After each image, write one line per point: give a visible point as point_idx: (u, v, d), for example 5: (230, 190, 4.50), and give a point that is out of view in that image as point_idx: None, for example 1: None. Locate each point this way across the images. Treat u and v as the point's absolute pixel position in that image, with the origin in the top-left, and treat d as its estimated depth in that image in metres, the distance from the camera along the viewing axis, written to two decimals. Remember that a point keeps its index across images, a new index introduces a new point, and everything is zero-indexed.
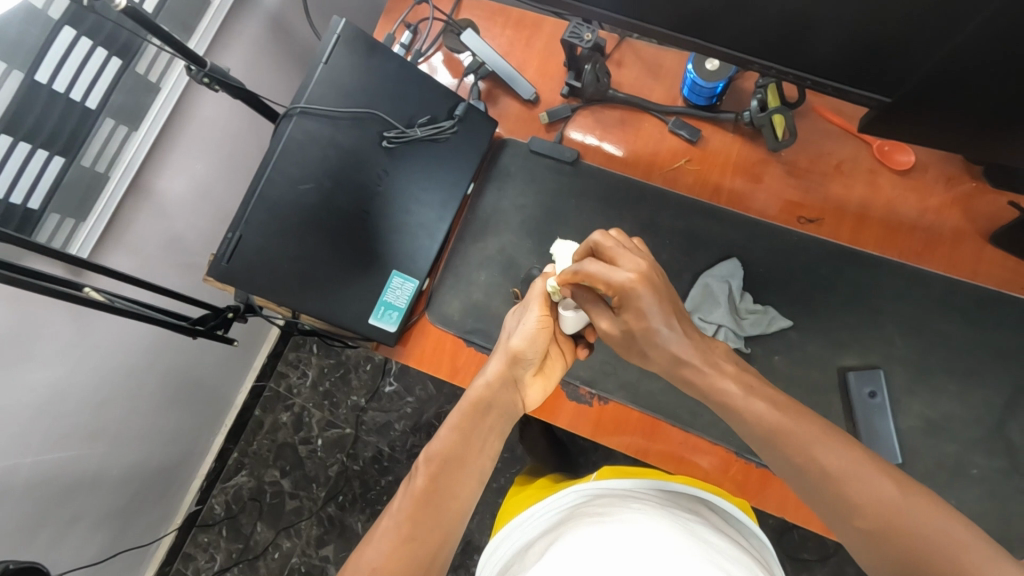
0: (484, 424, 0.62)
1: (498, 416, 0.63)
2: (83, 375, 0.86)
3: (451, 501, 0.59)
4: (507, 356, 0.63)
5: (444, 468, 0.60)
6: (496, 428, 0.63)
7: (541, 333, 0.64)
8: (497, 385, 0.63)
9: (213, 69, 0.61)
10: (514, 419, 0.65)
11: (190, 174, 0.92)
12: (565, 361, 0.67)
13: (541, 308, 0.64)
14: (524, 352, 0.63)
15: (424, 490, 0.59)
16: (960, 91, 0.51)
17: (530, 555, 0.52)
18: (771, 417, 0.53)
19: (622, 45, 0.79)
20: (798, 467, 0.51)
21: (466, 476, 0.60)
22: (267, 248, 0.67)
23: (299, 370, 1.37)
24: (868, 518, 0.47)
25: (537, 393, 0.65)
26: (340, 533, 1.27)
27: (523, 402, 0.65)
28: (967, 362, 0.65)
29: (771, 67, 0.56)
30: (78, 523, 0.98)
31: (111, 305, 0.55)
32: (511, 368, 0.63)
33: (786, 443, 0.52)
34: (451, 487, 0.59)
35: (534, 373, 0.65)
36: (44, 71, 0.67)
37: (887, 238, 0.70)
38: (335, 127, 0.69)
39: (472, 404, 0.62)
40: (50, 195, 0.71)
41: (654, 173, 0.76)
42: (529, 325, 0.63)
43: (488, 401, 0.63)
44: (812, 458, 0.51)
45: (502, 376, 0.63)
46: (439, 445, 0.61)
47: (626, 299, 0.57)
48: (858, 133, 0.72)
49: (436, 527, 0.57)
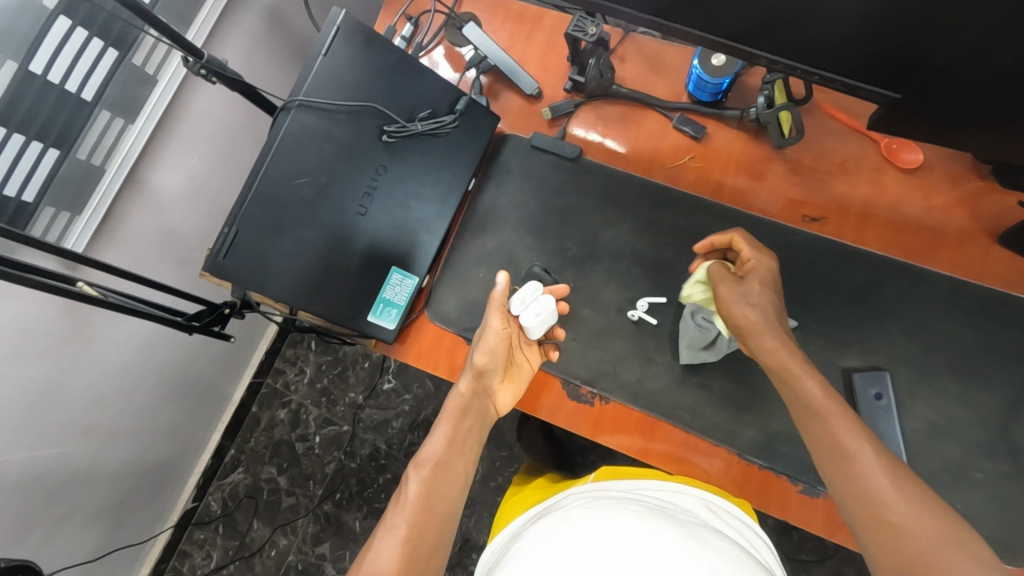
0: (463, 430, 0.66)
1: (474, 421, 0.68)
2: (77, 371, 0.85)
3: (443, 501, 0.61)
4: (472, 371, 0.67)
5: (434, 471, 0.62)
6: (475, 433, 0.67)
7: (500, 343, 0.67)
8: (468, 395, 0.67)
9: (211, 60, 0.60)
10: (490, 423, 0.70)
11: (186, 168, 0.91)
12: (530, 365, 0.70)
13: (498, 318, 0.67)
14: (487, 364, 0.67)
15: (418, 494, 0.60)
16: (971, 87, 0.50)
17: (523, 554, 0.53)
18: (820, 420, 0.56)
19: (625, 40, 0.78)
20: (839, 468, 0.54)
21: (453, 478, 0.63)
22: (264, 243, 0.66)
23: (296, 367, 1.37)
24: (892, 527, 0.50)
25: (507, 398, 0.69)
26: (337, 531, 1.26)
27: (496, 407, 0.70)
28: (971, 363, 0.65)
29: (779, 62, 0.55)
30: (72, 520, 0.97)
31: (105, 300, 0.54)
32: (479, 378, 0.67)
33: (833, 444, 0.55)
34: (442, 489, 0.61)
35: (501, 380, 0.69)
36: (38, 61, 0.66)
37: (892, 237, 0.69)
38: (333, 120, 0.68)
39: (450, 413, 0.66)
40: (44, 187, 0.70)
41: (656, 170, 0.75)
42: (489, 339, 0.66)
43: (465, 410, 0.67)
44: (855, 461, 0.54)
45: (472, 387, 0.67)
46: (428, 453, 0.64)
47: (755, 266, 0.64)
48: (864, 130, 0.71)
49: (432, 526, 0.58)
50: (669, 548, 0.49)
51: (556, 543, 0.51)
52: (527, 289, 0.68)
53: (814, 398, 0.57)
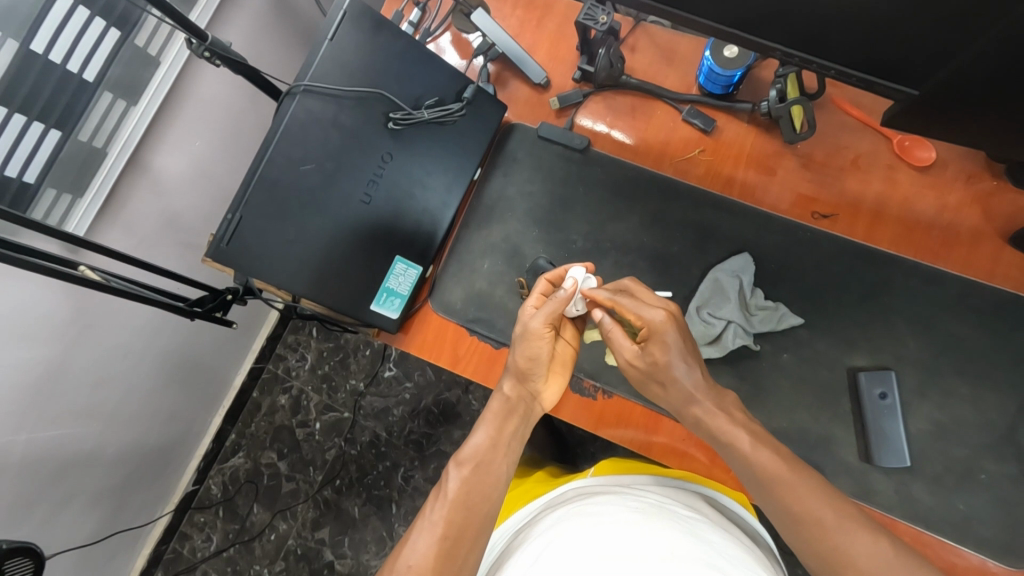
0: (507, 432, 0.64)
1: (521, 424, 0.65)
2: (78, 353, 0.85)
3: (482, 500, 0.59)
4: (514, 374, 0.65)
5: (473, 471, 0.61)
6: (520, 435, 0.65)
7: (545, 344, 0.63)
8: (513, 401, 0.65)
9: (215, 43, 0.59)
10: (537, 421, 0.68)
11: (189, 153, 0.90)
12: (571, 352, 0.68)
13: (545, 322, 0.62)
14: (531, 366, 0.64)
15: (458, 491, 0.59)
16: (989, 84, 0.49)
17: (520, 552, 0.53)
18: (779, 490, 0.55)
19: (636, 30, 0.76)
20: (808, 535, 0.55)
21: (494, 476, 0.61)
22: (267, 231, 0.65)
23: (298, 353, 1.37)
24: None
25: (554, 395, 0.67)
26: (336, 517, 1.27)
27: (544, 407, 0.67)
28: (980, 364, 0.64)
29: (795, 55, 0.54)
30: (74, 501, 0.98)
31: (106, 284, 0.53)
32: (523, 381, 0.65)
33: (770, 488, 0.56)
34: (481, 488, 0.60)
35: (546, 378, 0.66)
36: (39, 40, 0.65)
37: (903, 237, 0.69)
38: (339, 106, 0.67)
39: (492, 415, 0.64)
40: (46, 169, 0.69)
41: (665, 163, 0.74)
42: (533, 342, 0.63)
43: (511, 411, 0.65)
44: (822, 525, 0.54)
45: (517, 391, 0.65)
46: (469, 451, 0.63)
47: (655, 333, 0.60)
48: (877, 127, 0.70)
49: (470, 526, 0.57)
50: (672, 543, 0.49)
51: (553, 543, 0.51)
52: (576, 276, 0.64)
53: (757, 458, 0.56)
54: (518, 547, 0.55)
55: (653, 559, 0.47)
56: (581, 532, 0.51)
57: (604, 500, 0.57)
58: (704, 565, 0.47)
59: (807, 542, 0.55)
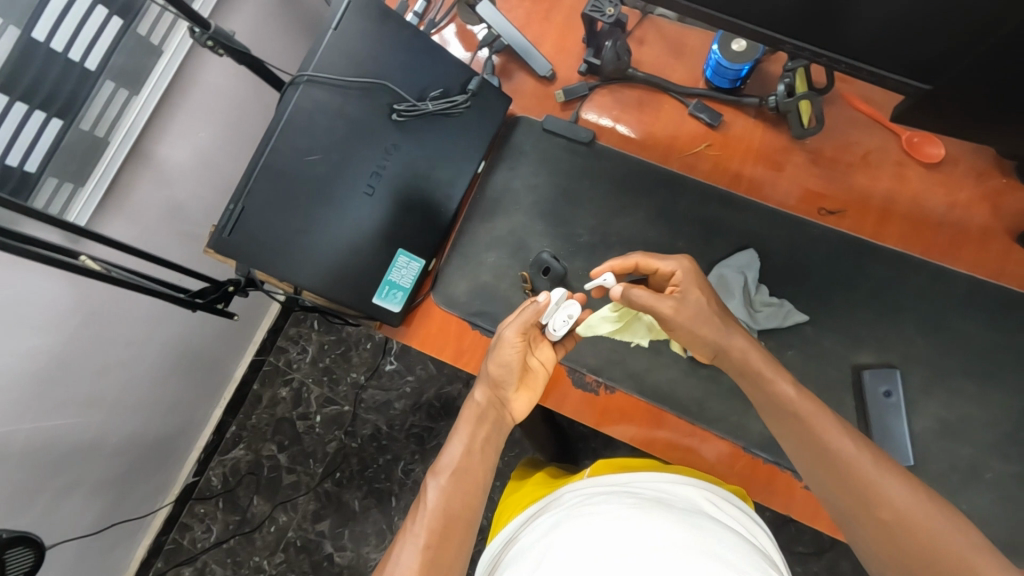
0: (479, 439, 0.63)
1: (492, 431, 0.65)
2: (79, 343, 0.85)
3: (464, 509, 0.59)
4: (486, 381, 0.66)
5: (452, 480, 0.60)
6: (494, 442, 0.64)
7: (516, 353, 0.64)
8: (483, 406, 0.65)
9: (218, 31, 0.59)
10: (510, 430, 0.67)
11: (193, 143, 0.89)
12: (546, 370, 0.67)
13: (516, 330, 0.64)
14: (500, 373, 0.64)
15: (438, 503, 0.59)
16: (1006, 79, 0.49)
17: (523, 556, 0.53)
18: (812, 431, 0.54)
19: (644, 22, 0.76)
20: (858, 499, 0.52)
21: (473, 484, 0.61)
22: (269, 222, 0.64)
23: (299, 346, 1.36)
24: None
25: (523, 405, 0.66)
26: (337, 509, 1.27)
27: (515, 417, 0.67)
28: (986, 363, 0.64)
29: (806, 48, 0.53)
30: (75, 490, 0.98)
31: (106, 274, 0.53)
32: (494, 388, 0.65)
33: (809, 432, 0.55)
34: (461, 497, 0.59)
35: (517, 387, 0.66)
36: (41, 28, 0.64)
37: (910, 233, 0.68)
38: (344, 97, 0.67)
39: (466, 422, 0.64)
40: (48, 158, 0.68)
41: (672, 157, 0.73)
42: (505, 351, 0.64)
43: (478, 417, 0.64)
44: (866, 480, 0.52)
45: (487, 398, 0.66)
46: (445, 460, 0.62)
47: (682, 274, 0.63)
48: (888, 123, 0.70)
49: (452, 536, 0.57)
50: (674, 535, 0.49)
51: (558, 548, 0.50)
52: (553, 295, 0.65)
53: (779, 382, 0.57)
54: (517, 553, 0.55)
55: (653, 552, 0.46)
56: (585, 535, 0.50)
57: (601, 502, 0.56)
58: (703, 558, 0.46)
59: (858, 511, 0.52)
